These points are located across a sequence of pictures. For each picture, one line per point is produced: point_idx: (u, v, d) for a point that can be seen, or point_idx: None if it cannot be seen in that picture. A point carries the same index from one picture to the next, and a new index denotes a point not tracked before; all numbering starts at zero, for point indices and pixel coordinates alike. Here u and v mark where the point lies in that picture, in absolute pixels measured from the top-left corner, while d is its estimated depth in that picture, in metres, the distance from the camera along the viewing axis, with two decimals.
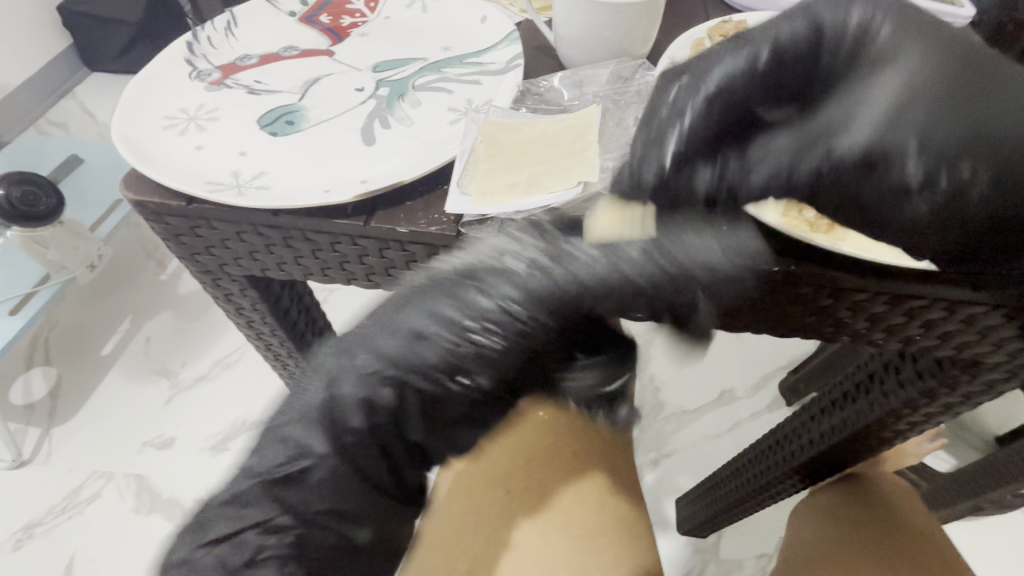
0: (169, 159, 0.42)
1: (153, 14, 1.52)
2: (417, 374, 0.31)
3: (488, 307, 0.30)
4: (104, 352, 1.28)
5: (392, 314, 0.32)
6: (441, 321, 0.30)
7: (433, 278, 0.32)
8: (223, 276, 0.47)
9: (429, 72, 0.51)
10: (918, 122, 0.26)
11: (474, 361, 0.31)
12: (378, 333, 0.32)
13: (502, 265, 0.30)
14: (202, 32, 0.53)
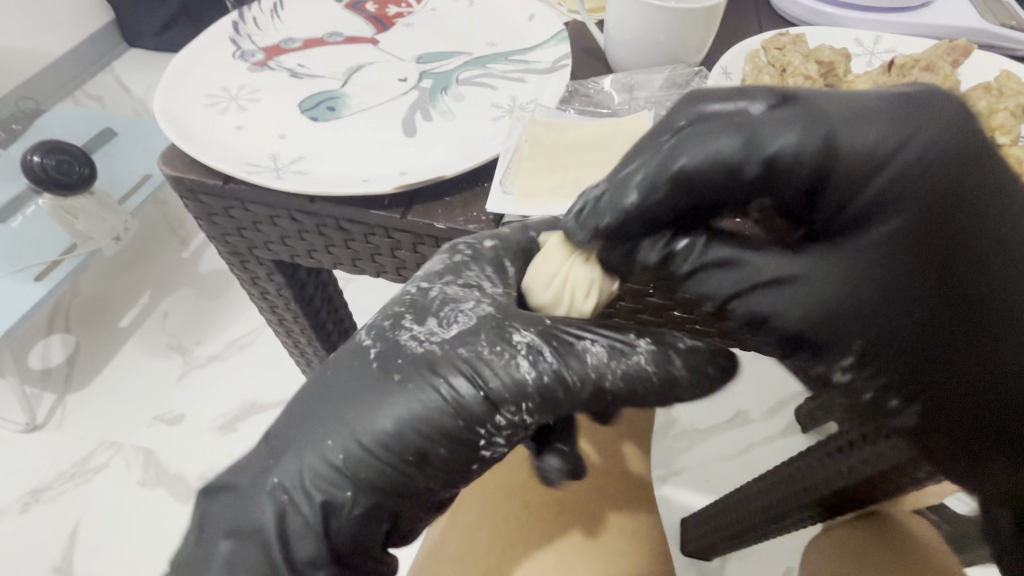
0: (209, 138, 0.41)
1: None
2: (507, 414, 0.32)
3: (566, 373, 0.33)
4: (122, 324, 1.29)
5: (435, 377, 0.32)
6: (519, 382, 0.32)
7: (471, 333, 0.33)
8: (252, 259, 0.46)
9: (473, 66, 0.50)
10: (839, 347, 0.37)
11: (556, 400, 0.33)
12: (437, 384, 0.32)
13: (513, 354, 0.33)
14: (249, 13, 0.53)
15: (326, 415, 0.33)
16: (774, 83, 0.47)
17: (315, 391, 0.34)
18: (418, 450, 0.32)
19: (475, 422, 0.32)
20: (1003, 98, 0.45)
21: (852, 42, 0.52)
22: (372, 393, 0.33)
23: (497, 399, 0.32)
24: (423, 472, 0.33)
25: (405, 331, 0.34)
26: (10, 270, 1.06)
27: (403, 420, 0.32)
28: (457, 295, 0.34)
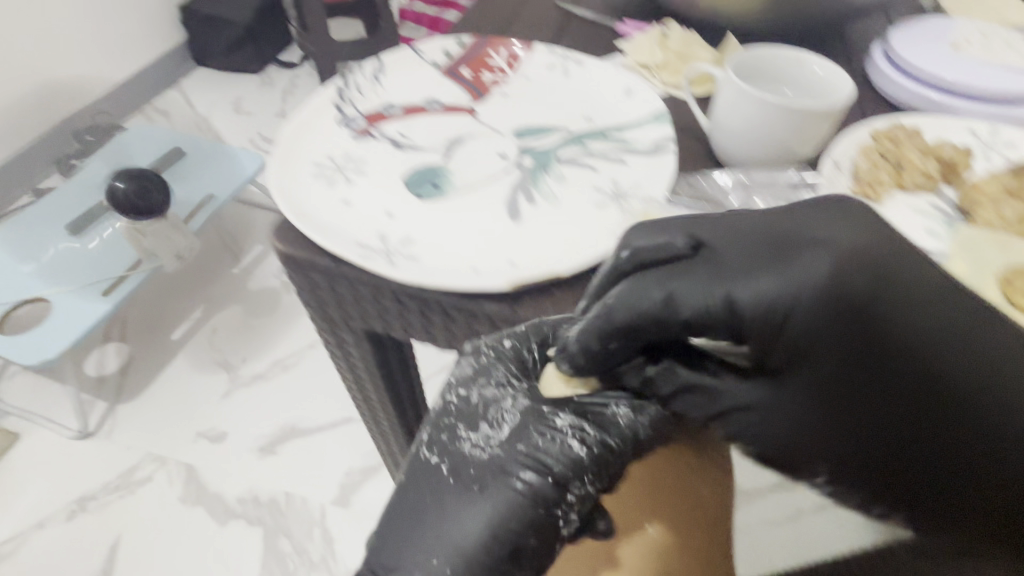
0: (320, 212, 0.42)
1: (260, 20, 1.65)
2: (572, 477, 0.34)
3: (608, 438, 0.35)
4: (174, 337, 1.33)
5: (491, 471, 0.34)
6: (569, 453, 0.34)
7: (513, 429, 0.35)
8: (343, 325, 0.47)
9: (572, 143, 0.50)
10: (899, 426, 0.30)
11: (608, 461, 0.35)
12: (496, 478, 0.34)
13: (557, 435, 0.34)
14: (352, 78, 0.54)
15: (416, 537, 0.34)
16: (891, 180, 0.45)
17: (396, 518, 0.36)
18: (507, 545, 0.33)
19: (546, 505, 0.34)
20: None
21: (966, 132, 0.50)
22: (453, 502, 0.34)
23: (558, 470, 0.34)
24: (518, 564, 0.33)
25: (463, 442, 0.36)
26: (78, 283, 1.10)
27: (487, 524, 0.33)
28: (485, 388, 0.37)
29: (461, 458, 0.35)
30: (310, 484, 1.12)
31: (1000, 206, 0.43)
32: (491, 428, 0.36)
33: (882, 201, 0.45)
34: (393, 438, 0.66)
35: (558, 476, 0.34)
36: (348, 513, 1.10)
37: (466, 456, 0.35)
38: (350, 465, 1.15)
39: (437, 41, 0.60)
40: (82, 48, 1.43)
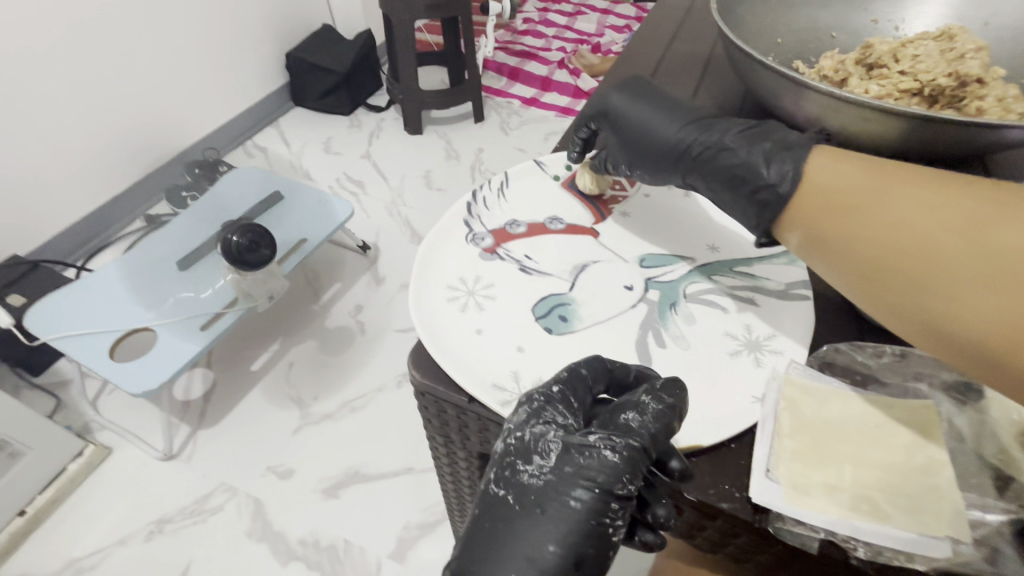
0: (456, 344, 0.43)
1: (356, 69, 1.78)
2: (616, 493, 0.36)
3: (634, 442, 0.36)
4: (253, 367, 1.39)
5: (547, 501, 0.36)
6: (607, 467, 0.36)
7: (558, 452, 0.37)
8: (458, 444, 0.47)
9: (699, 277, 0.49)
10: (672, 154, 0.50)
11: (643, 474, 0.36)
12: (552, 502, 0.36)
13: (595, 453, 0.36)
14: (480, 193, 0.57)
15: (492, 571, 0.35)
16: None
17: (474, 553, 0.36)
18: (571, 556, 0.35)
19: (597, 514, 0.35)
20: None
21: None
22: (521, 528, 0.36)
23: (604, 486, 0.36)
24: (583, 570, 0.35)
25: (522, 474, 0.37)
26: (180, 317, 1.17)
27: (551, 547, 0.35)
28: (530, 425, 0.38)
29: (515, 489, 0.37)
30: (368, 534, 1.14)
31: None
32: (536, 455, 0.37)
33: None
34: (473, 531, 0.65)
35: (604, 492, 0.35)
36: (403, 569, 1.10)
37: (520, 487, 0.37)
38: (407, 518, 1.16)
39: (560, 153, 0.61)
40: (204, 93, 1.56)
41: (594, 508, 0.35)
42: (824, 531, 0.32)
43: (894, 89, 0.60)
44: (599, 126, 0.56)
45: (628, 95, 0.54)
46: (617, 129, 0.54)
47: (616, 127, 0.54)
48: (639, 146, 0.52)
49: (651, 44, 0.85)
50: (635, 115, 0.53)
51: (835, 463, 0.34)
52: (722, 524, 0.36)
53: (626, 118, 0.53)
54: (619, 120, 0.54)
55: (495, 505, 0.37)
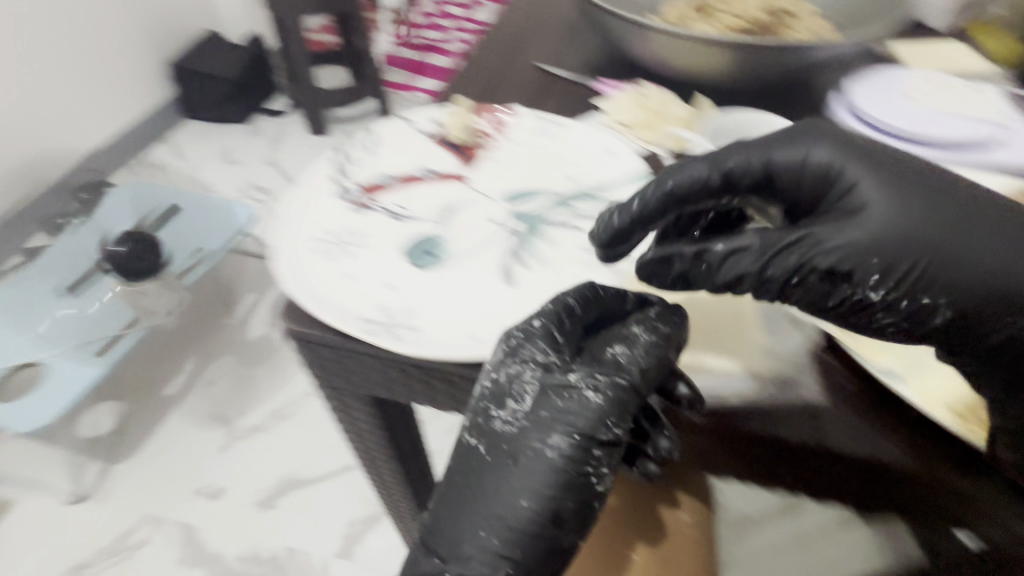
0: (324, 290, 0.44)
1: (252, 70, 1.68)
2: (591, 435, 0.38)
3: (617, 380, 0.39)
4: (167, 392, 1.30)
5: (522, 440, 0.39)
6: (582, 411, 0.39)
7: (537, 395, 0.39)
8: (349, 392, 0.48)
9: (559, 205, 0.53)
10: (996, 298, 0.36)
11: (615, 411, 0.39)
12: (532, 441, 0.39)
13: (576, 394, 0.39)
14: (348, 152, 0.57)
15: (467, 517, 0.41)
16: None
17: (453, 500, 0.42)
18: (545, 509, 0.38)
19: (580, 461, 0.39)
20: None
21: None
22: (497, 479, 0.40)
23: (585, 430, 0.38)
24: (561, 519, 0.39)
25: (495, 420, 0.40)
26: (70, 346, 1.07)
27: (531, 485, 0.39)
28: (507, 364, 0.39)
29: (489, 442, 0.40)
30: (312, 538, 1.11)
31: None
32: (514, 402, 0.39)
33: None
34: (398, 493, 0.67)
35: (584, 435, 0.38)
36: (352, 565, 1.08)
37: (494, 433, 0.40)
38: (351, 515, 1.14)
39: (428, 111, 0.63)
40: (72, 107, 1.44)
41: (571, 456, 0.38)
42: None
43: (723, 27, 0.67)
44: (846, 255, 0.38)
45: (875, 177, 0.39)
46: (949, 273, 0.37)
47: (854, 226, 0.38)
48: (920, 259, 0.37)
49: (521, 10, 0.88)
50: (911, 221, 0.37)
51: None
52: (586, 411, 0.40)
53: (908, 224, 0.37)
54: (863, 219, 0.38)
55: (477, 447, 0.41)
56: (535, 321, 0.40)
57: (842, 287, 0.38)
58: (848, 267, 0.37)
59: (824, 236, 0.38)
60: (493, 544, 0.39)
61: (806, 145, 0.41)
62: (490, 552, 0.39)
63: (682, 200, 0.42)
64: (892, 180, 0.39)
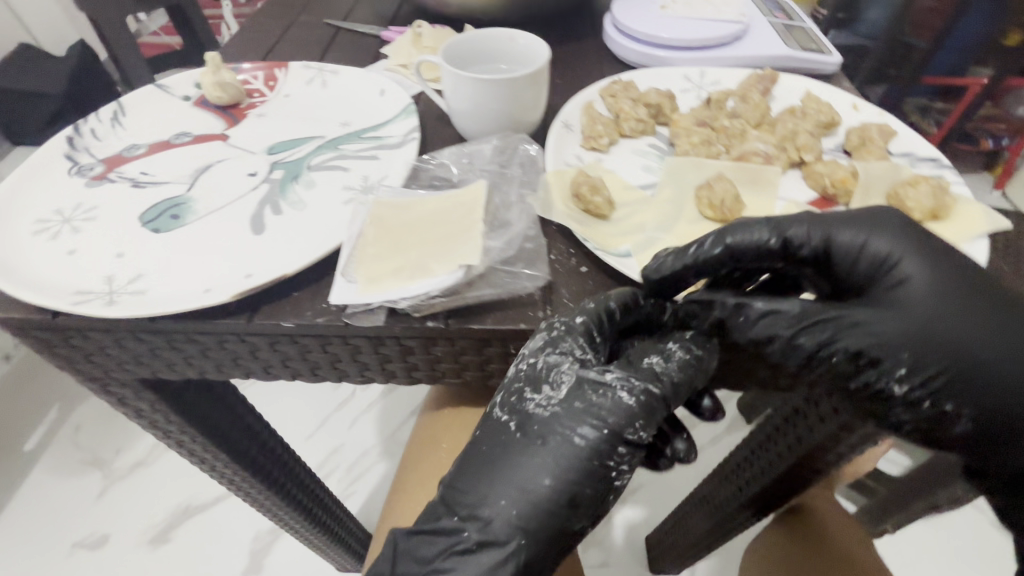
0: (36, 270, 0.39)
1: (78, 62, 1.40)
2: (620, 436, 0.34)
3: (650, 386, 0.35)
4: (26, 447, 1.07)
5: (545, 431, 0.34)
6: (612, 411, 0.34)
7: (569, 388, 0.35)
8: (111, 381, 0.44)
9: (325, 149, 0.51)
10: (1004, 399, 0.32)
11: (645, 408, 0.34)
12: (551, 434, 0.34)
13: (607, 391, 0.34)
14: (86, 125, 0.52)
15: (486, 487, 0.35)
16: (610, 131, 0.49)
17: (470, 472, 0.36)
18: (567, 495, 0.34)
19: (600, 457, 0.34)
20: (805, 120, 0.49)
21: (681, 79, 0.57)
22: (515, 457, 0.35)
23: (616, 427, 0.34)
24: (579, 509, 0.34)
25: (529, 402, 0.35)
26: None
27: (552, 475, 0.34)
28: (553, 350, 0.35)
29: (510, 416, 0.36)
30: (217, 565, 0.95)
31: (692, 134, 0.49)
32: (547, 394, 0.35)
33: (607, 151, 0.49)
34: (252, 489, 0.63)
35: (606, 432, 0.34)
36: None
37: (523, 419, 0.35)
38: (258, 527, 0.99)
39: (188, 74, 0.58)
40: None
41: (592, 454, 0.34)
42: (386, 305, 0.36)
43: None
44: (851, 325, 0.33)
45: (932, 267, 0.33)
46: (967, 350, 0.32)
47: (890, 313, 0.33)
48: (949, 371, 0.32)
49: None
50: (952, 324, 0.32)
51: (402, 251, 0.38)
52: (339, 343, 0.38)
53: (947, 333, 0.32)
54: (900, 315, 0.33)
55: (490, 431, 0.36)
56: (579, 318, 0.35)
57: (859, 368, 0.34)
58: (875, 354, 0.33)
59: (853, 321, 0.33)
60: (509, 518, 0.33)
61: (868, 224, 0.35)
62: (508, 524, 0.34)
63: (739, 258, 0.36)
64: (938, 269, 0.33)
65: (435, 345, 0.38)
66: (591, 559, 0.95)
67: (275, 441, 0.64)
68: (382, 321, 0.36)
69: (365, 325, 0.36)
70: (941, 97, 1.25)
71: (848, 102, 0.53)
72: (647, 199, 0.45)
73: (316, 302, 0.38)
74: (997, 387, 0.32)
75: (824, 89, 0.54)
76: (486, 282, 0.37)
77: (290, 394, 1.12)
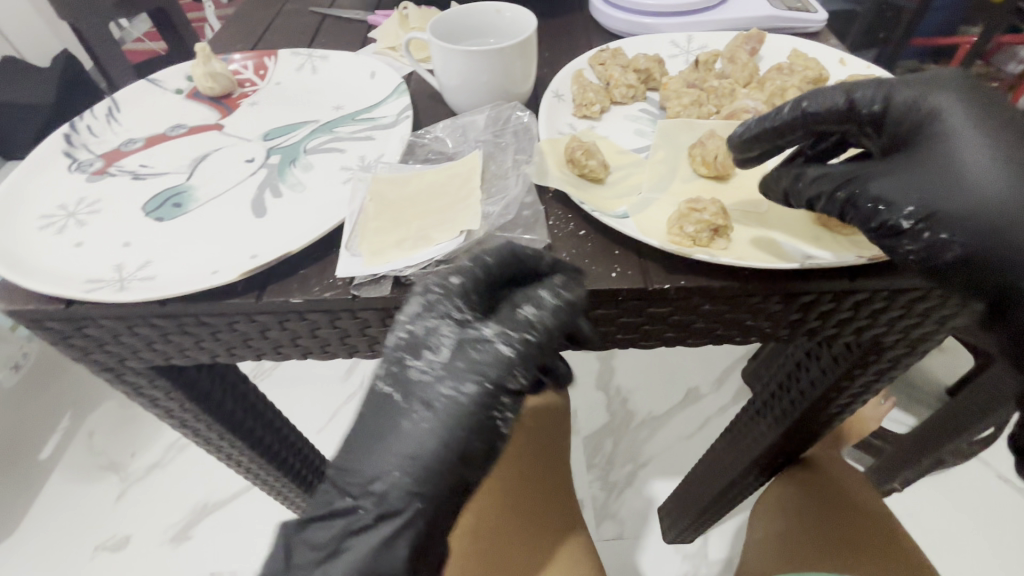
0: (46, 263, 0.40)
1: None
2: (502, 386, 0.33)
3: (531, 333, 0.34)
4: (42, 456, 1.08)
5: (422, 395, 0.33)
6: (494, 364, 0.33)
7: (448, 351, 0.33)
8: (126, 370, 0.45)
9: (320, 133, 0.51)
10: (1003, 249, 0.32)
11: (523, 359, 0.33)
12: (429, 395, 0.33)
13: (487, 346, 0.33)
14: (81, 122, 0.52)
15: (373, 458, 0.33)
16: (601, 98, 0.50)
17: (354, 449, 0.34)
18: (454, 452, 0.32)
19: (488, 409, 0.33)
20: (793, 76, 0.50)
21: (669, 45, 0.57)
22: (399, 427, 0.33)
23: (499, 379, 0.33)
24: (471, 463, 0.33)
25: (411, 368, 0.33)
26: None
27: (438, 434, 0.32)
28: (433, 314, 0.33)
29: (391, 386, 0.34)
30: (239, 558, 0.97)
31: (682, 96, 0.49)
32: (428, 357, 0.33)
33: (598, 118, 0.50)
34: (268, 476, 0.64)
35: (495, 383, 0.33)
36: None
37: (403, 384, 0.34)
38: (276, 519, 1.01)
39: (180, 67, 0.59)
40: None
41: (477, 408, 0.32)
42: (392, 275, 0.37)
43: None
44: (869, 176, 0.35)
45: (976, 118, 0.34)
46: (983, 192, 0.32)
47: (931, 164, 0.34)
48: (960, 208, 0.33)
49: None
50: (998, 180, 0.33)
51: (405, 223, 0.39)
52: (348, 317, 0.39)
53: (994, 186, 0.32)
54: (941, 159, 0.34)
55: (368, 403, 0.35)
56: (456, 278, 0.34)
57: (880, 215, 0.34)
58: (890, 196, 0.34)
59: (877, 172, 0.35)
60: (405, 487, 0.32)
61: (924, 81, 0.36)
62: (404, 493, 0.32)
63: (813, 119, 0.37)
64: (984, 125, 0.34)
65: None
66: (606, 532, 0.97)
67: (288, 428, 0.65)
68: (388, 291, 0.37)
69: (373, 296, 0.37)
70: (932, 58, 1.25)
71: (836, 57, 0.53)
72: (640, 161, 0.46)
73: (325, 277, 0.39)
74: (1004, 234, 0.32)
75: (811, 46, 0.54)
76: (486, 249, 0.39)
77: (299, 390, 1.13)
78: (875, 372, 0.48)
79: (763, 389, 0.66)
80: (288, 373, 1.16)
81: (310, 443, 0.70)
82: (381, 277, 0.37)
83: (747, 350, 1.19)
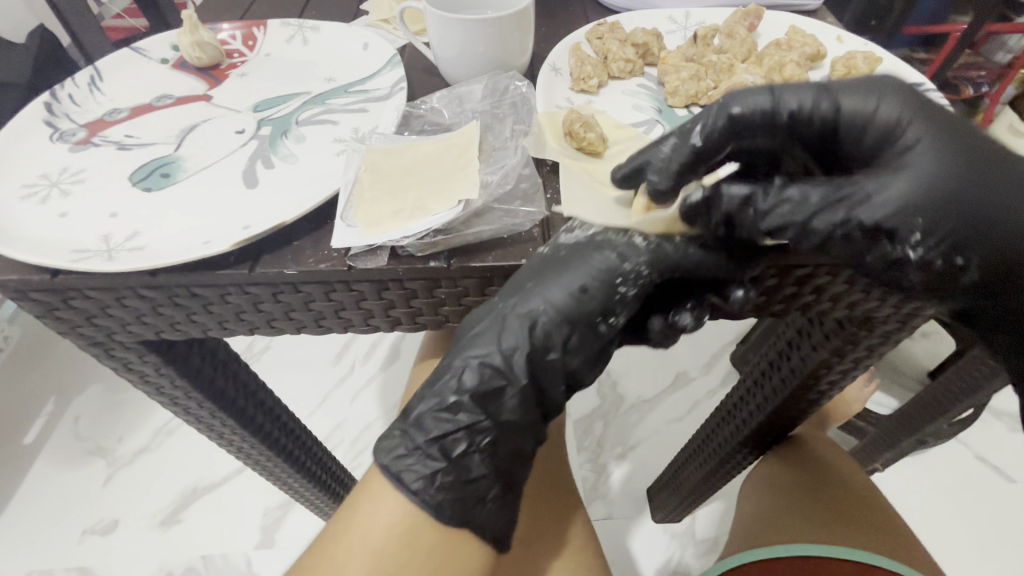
0: (30, 233, 0.38)
1: None
2: (625, 284, 0.37)
3: (661, 248, 0.37)
4: (26, 441, 1.06)
5: (558, 269, 0.38)
6: (622, 264, 0.37)
7: (584, 245, 0.38)
8: (115, 345, 0.44)
9: (312, 104, 0.50)
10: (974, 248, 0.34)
11: (647, 248, 0.37)
12: (558, 277, 0.37)
13: (628, 239, 0.38)
14: (63, 91, 0.50)
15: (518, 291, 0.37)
16: (599, 72, 0.49)
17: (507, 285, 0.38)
18: (567, 315, 0.37)
19: (606, 293, 0.37)
20: (791, 52, 0.50)
21: (667, 21, 0.57)
22: (540, 279, 0.37)
23: (623, 269, 0.37)
24: (576, 331, 0.38)
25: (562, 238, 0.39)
26: None
27: (562, 298, 0.37)
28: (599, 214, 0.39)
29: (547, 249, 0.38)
30: (230, 540, 0.96)
31: (681, 70, 0.49)
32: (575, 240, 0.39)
33: (595, 93, 0.49)
34: (260, 455, 0.64)
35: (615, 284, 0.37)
36: (275, 553, 0.95)
37: (556, 247, 0.38)
38: (266, 503, 1.01)
39: (166, 36, 0.57)
40: None
41: (596, 291, 0.37)
42: (389, 246, 0.37)
43: None
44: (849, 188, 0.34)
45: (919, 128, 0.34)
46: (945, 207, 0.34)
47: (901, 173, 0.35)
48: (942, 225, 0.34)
49: None
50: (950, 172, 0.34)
51: (400, 194, 0.39)
52: (342, 290, 0.39)
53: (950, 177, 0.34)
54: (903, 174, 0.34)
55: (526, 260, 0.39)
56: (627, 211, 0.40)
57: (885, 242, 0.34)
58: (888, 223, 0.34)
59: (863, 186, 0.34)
60: (524, 327, 0.37)
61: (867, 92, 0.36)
62: (522, 330, 0.37)
63: (741, 128, 0.36)
64: (945, 136, 0.34)
65: (439, 287, 0.39)
66: (596, 512, 0.98)
67: (281, 409, 0.65)
68: (384, 261, 0.37)
69: (369, 267, 0.36)
70: (922, 46, 1.26)
71: (834, 35, 0.53)
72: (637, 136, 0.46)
73: (318, 248, 0.38)
74: (971, 241, 0.34)
75: (809, 24, 0.54)
76: (483, 219, 0.38)
77: (289, 374, 1.12)
78: (866, 348, 0.49)
79: (754, 366, 0.66)
80: (279, 356, 1.14)
81: (303, 424, 0.70)
82: (378, 249, 0.37)
83: (736, 334, 1.20)
